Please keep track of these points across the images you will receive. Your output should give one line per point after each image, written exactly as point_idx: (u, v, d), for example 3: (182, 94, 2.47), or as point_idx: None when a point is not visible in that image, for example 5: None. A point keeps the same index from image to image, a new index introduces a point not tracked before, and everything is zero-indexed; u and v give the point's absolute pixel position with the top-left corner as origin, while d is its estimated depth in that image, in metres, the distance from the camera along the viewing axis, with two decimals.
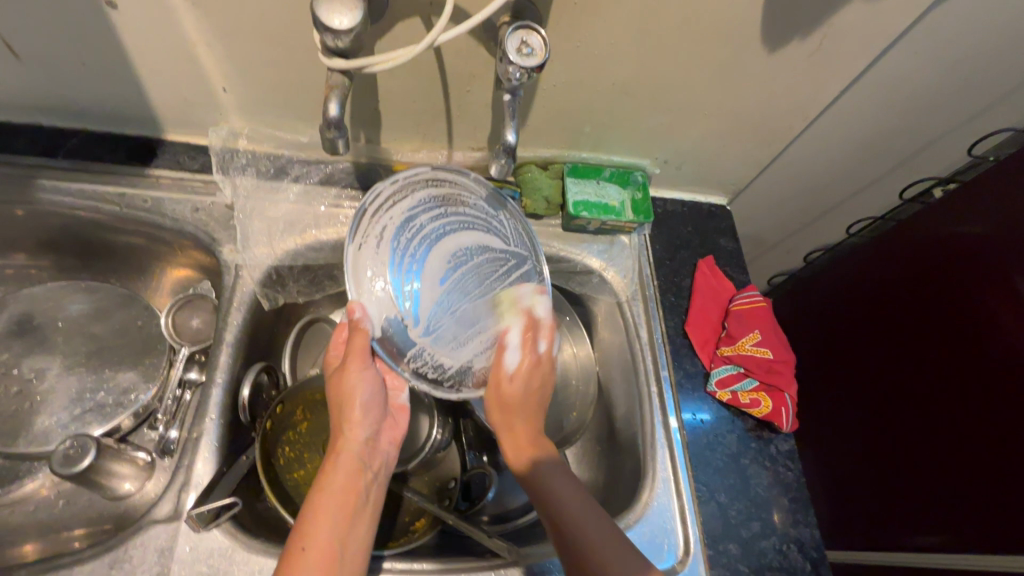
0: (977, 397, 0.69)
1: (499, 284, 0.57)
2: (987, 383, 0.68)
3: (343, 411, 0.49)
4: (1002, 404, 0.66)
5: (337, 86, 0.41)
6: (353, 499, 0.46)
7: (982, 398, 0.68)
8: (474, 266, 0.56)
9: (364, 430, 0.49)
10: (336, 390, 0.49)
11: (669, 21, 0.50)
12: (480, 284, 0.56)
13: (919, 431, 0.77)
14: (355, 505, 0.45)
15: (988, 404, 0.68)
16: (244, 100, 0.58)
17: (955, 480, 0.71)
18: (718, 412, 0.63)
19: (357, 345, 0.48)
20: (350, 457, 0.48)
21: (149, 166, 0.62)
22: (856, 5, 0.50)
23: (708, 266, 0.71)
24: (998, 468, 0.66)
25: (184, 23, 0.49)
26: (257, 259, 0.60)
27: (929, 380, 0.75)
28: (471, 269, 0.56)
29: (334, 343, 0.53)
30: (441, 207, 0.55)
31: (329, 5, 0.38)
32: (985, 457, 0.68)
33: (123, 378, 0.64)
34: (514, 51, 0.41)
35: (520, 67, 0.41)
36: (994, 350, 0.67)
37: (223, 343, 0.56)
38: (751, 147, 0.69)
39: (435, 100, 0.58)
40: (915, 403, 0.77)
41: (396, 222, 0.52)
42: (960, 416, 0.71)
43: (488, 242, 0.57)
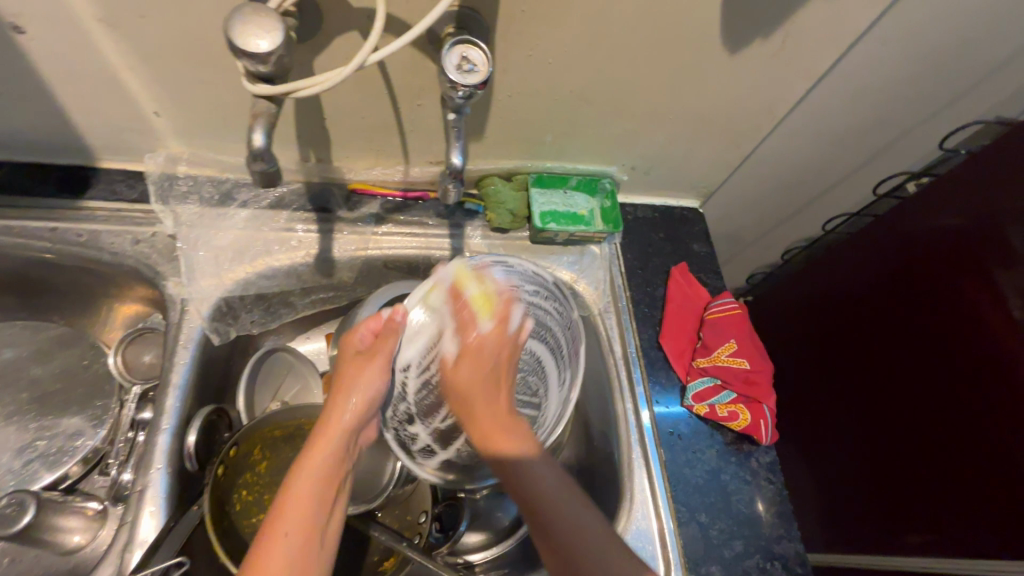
0: (963, 392, 0.67)
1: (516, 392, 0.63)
2: (975, 377, 0.66)
3: (337, 398, 0.51)
4: (989, 400, 0.64)
5: (263, 114, 0.37)
6: (331, 482, 0.46)
7: (969, 394, 0.66)
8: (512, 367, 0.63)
9: (355, 421, 0.50)
10: (347, 377, 0.52)
11: (625, 27, 0.48)
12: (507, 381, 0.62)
13: (906, 429, 0.74)
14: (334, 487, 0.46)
15: (976, 400, 0.66)
16: (180, 123, 0.54)
17: (943, 478, 0.69)
18: (696, 427, 0.61)
19: (381, 343, 0.53)
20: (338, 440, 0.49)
21: (82, 198, 0.58)
22: (817, 3, 0.48)
23: (681, 272, 0.69)
24: (986, 467, 0.64)
25: (103, 46, 0.45)
26: (204, 292, 0.57)
27: (915, 375, 0.73)
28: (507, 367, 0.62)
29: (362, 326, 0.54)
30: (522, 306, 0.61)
31: (244, 26, 0.34)
32: (968, 454, 0.66)
33: (68, 423, 0.60)
34: (454, 68, 0.38)
35: (462, 87, 0.39)
36: (982, 344, 0.65)
37: (170, 384, 0.52)
38: (720, 149, 0.67)
39: (386, 115, 0.55)
40: (902, 400, 0.75)
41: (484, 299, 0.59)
42: (946, 412, 0.69)
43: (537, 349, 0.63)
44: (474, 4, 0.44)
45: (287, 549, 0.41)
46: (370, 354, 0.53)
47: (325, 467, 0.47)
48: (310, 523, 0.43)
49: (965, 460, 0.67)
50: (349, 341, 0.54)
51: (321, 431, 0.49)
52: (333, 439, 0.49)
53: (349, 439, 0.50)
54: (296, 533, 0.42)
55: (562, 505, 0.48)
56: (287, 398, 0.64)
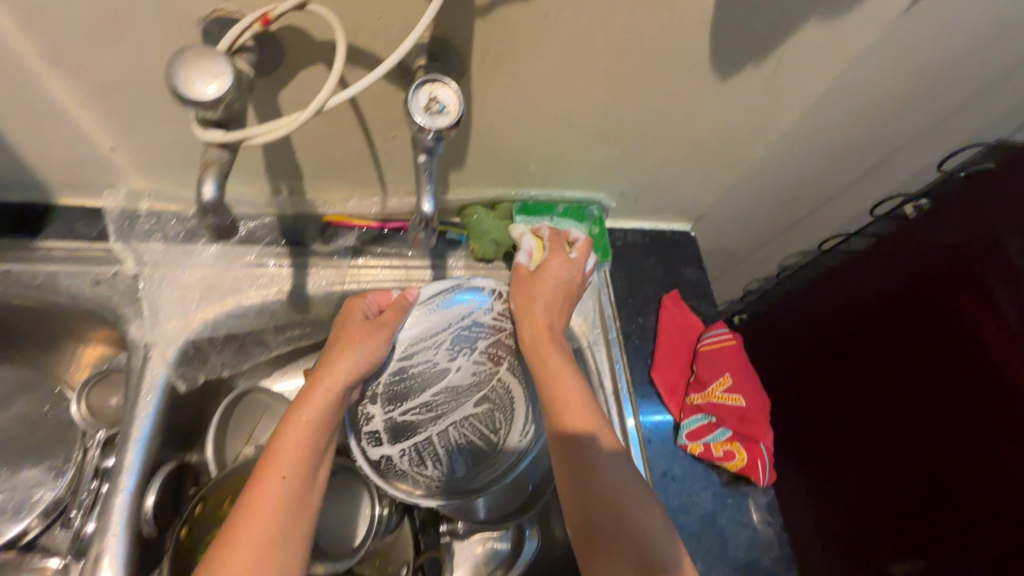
0: (961, 424, 0.61)
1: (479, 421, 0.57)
2: (972, 405, 0.60)
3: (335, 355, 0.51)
4: (987, 432, 0.59)
5: (213, 163, 0.34)
6: (317, 441, 0.47)
7: (965, 423, 0.61)
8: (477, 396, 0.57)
9: (346, 384, 0.50)
10: (350, 342, 0.51)
11: (608, 56, 0.45)
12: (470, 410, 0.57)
13: (893, 460, 0.68)
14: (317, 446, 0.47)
15: (973, 430, 0.60)
16: (139, 157, 0.51)
17: (935, 516, 0.63)
18: (691, 468, 0.58)
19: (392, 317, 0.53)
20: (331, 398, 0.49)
21: (38, 237, 0.54)
22: (809, 30, 0.46)
23: (673, 301, 0.66)
24: (985, 505, 0.59)
25: (48, 82, 0.42)
26: (169, 334, 0.54)
27: (909, 403, 0.67)
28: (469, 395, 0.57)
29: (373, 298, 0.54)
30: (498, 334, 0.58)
31: (188, 71, 0.31)
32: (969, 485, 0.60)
33: (25, 477, 0.57)
34: (421, 111, 0.35)
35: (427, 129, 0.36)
36: (982, 369, 0.60)
37: (130, 439, 0.49)
38: (711, 173, 0.64)
39: (359, 147, 0.52)
40: (889, 429, 0.69)
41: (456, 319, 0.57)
42: (938, 443, 0.63)
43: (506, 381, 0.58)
44: (447, 35, 0.41)
45: (270, 492, 0.43)
46: (375, 327, 0.53)
47: (314, 428, 0.47)
48: (295, 484, 0.44)
49: (962, 495, 0.61)
50: (355, 307, 0.53)
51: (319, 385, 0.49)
52: (327, 398, 0.49)
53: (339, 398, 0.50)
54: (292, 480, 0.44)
55: (628, 512, 0.45)
56: (262, 441, 0.59)
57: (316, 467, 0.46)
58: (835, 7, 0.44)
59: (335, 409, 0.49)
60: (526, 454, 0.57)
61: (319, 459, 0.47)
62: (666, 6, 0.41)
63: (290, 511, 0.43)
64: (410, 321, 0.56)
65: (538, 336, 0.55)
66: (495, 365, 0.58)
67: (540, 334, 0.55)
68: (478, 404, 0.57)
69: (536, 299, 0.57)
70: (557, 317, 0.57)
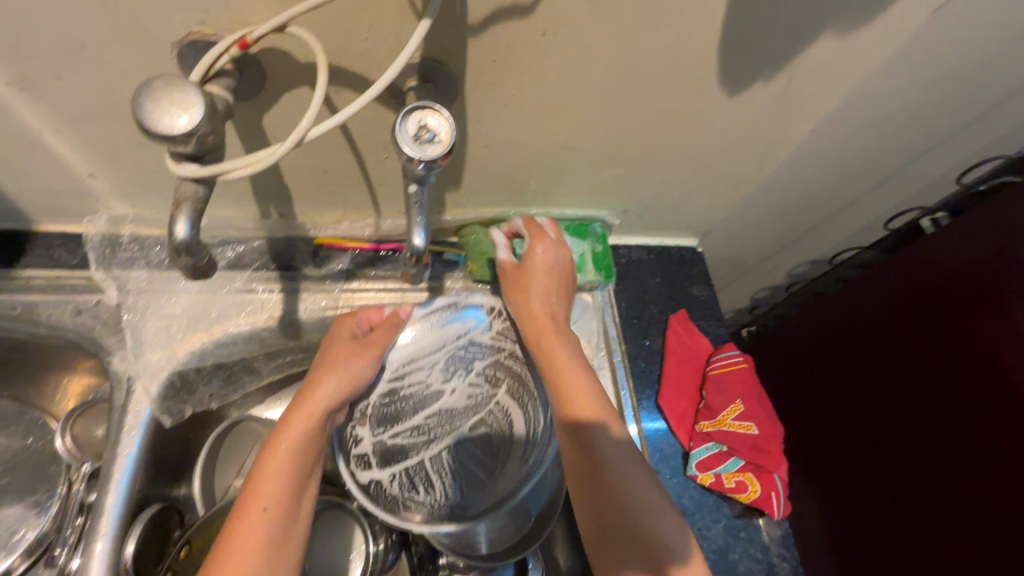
0: (977, 439, 0.58)
1: (471, 442, 0.55)
2: (989, 420, 0.57)
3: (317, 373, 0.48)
4: (1003, 449, 0.55)
5: (187, 199, 0.32)
6: (302, 465, 0.43)
7: (980, 439, 0.58)
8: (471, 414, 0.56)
9: (330, 405, 0.47)
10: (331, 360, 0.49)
11: (610, 73, 0.42)
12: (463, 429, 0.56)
13: (916, 482, 0.65)
14: (304, 471, 0.43)
15: (989, 445, 0.57)
16: (119, 183, 0.49)
17: (959, 539, 0.59)
18: (701, 500, 0.56)
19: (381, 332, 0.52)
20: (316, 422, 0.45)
21: (17, 266, 0.52)
22: (823, 43, 0.43)
23: (680, 321, 0.64)
24: (1005, 526, 0.55)
25: (17, 109, 0.40)
26: (153, 366, 0.51)
27: (924, 423, 0.64)
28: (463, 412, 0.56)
29: (365, 313, 0.53)
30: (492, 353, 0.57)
31: (155, 103, 0.29)
32: (988, 515, 0.57)
33: (7, 514, 0.55)
34: (409, 141, 0.33)
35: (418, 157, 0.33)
36: (997, 383, 0.57)
37: (111, 480, 0.47)
38: (719, 188, 0.62)
39: (349, 169, 0.50)
40: (908, 448, 0.66)
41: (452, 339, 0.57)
42: (956, 461, 0.60)
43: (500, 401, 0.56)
44: (438, 55, 0.39)
45: (256, 526, 0.39)
46: (366, 344, 0.51)
47: (299, 450, 0.43)
48: (278, 515, 0.40)
49: (983, 515, 0.57)
50: (344, 325, 0.52)
51: (300, 404, 0.46)
52: (310, 419, 0.45)
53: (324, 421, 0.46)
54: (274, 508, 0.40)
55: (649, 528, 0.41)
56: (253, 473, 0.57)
57: (302, 496, 0.42)
58: (853, 19, 0.42)
59: (319, 434, 0.45)
60: (523, 483, 0.52)
61: (305, 490, 0.43)
62: (672, 22, 0.38)
63: (278, 544, 0.39)
64: (399, 343, 0.55)
65: (541, 327, 0.53)
66: (492, 386, 0.57)
67: (540, 324, 0.53)
68: (473, 425, 0.56)
69: (530, 288, 0.54)
70: (555, 305, 0.55)
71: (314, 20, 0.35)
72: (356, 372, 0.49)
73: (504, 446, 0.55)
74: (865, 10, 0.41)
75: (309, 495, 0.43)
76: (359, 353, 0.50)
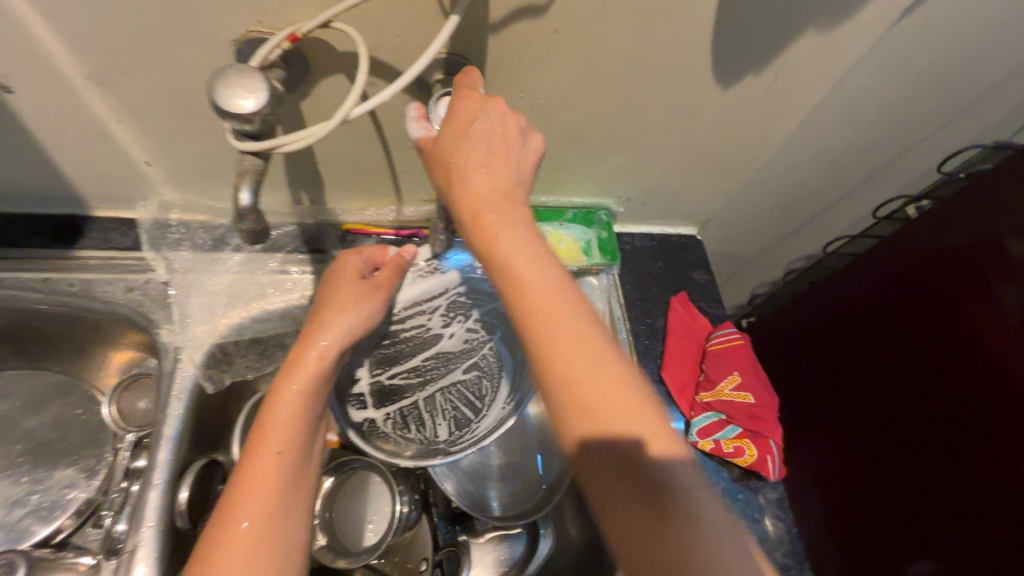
0: (960, 411, 0.63)
1: (461, 386, 0.60)
2: (970, 394, 0.62)
3: (321, 315, 0.48)
4: (985, 420, 0.60)
5: (248, 171, 0.37)
6: (308, 411, 0.45)
7: (961, 412, 0.63)
8: (464, 360, 0.60)
9: (340, 349, 0.48)
10: (333, 302, 0.49)
11: (614, 67, 0.47)
12: (457, 373, 0.60)
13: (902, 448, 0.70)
14: (310, 415, 0.45)
15: (970, 416, 0.62)
16: (172, 171, 0.54)
17: (938, 499, 0.65)
18: (702, 464, 0.60)
19: (385, 277, 0.52)
20: (323, 369, 0.46)
21: (75, 247, 0.58)
22: (807, 39, 0.48)
23: (681, 301, 0.68)
24: (982, 488, 0.60)
25: (92, 101, 0.45)
26: (197, 339, 0.57)
27: (913, 398, 0.69)
28: (457, 358, 0.60)
29: (368, 251, 0.54)
30: (491, 300, 0.59)
31: (228, 87, 0.34)
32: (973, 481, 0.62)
33: (61, 476, 0.59)
34: (438, 117, 0.41)
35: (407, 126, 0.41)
36: (979, 360, 0.61)
37: (162, 436, 0.51)
38: (717, 178, 0.66)
39: (378, 157, 0.55)
40: (897, 418, 0.71)
41: (453, 286, 0.58)
42: (939, 431, 0.65)
43: (493, 347, 0.60)
44: (461, 50, 0.44)
45: (273, 469, 0.41)
46: (369, 288, 0.51)
47: (307, 397, 0.45)
48: (292, 458, 0.42)
49: (963, 476, 0.62)
50: (349, 263, 0.52)
51: (306, 348, 0.47)
52: (318, 364, 0.46)
53: (332, 365, 0.47)
54: (289, 454, 0.42)
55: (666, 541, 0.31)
56: None
57: (310, 438, 0.44)
58: (830, 18, 0.47)
59: (326, 379, 0.47)
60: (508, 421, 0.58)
61: (311, 434, 0.44)
62: (667, 20, 0.43)
63: (293, 485, 0.41)
64: (406, 283, 0.57)
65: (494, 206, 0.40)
66: (486, 332, 0.60)
67: (493, 209, 0.40)
68: (466, 368, 0.60)
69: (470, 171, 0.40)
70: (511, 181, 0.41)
71: (355, 20, 0.40)
72: (358, 320, 0.49)
73: (492, 389, 0.59)
74: (841, 10, 0.46)
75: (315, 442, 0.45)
76: (361, 300, 0.50)
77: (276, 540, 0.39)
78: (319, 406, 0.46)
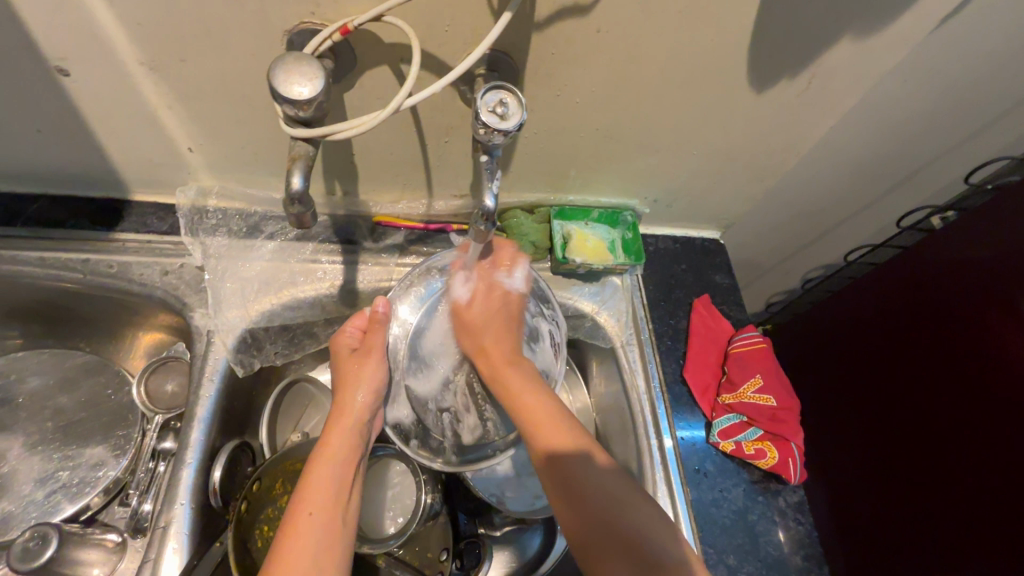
0: (978, 416, 0.63)
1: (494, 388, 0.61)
2: (988, 397, 0.62)
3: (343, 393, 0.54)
4: (1000, 425, 0.61)
5: (300, 156, 0.39)
6: (345, 474, 0.49)
7: (980, 414, 0.63)
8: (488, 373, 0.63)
9: (366, 416, 0.54)
10: (349, 374, 0.55)
11: (652, 68, 0.48)
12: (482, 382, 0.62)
13: (915, 453, 0.70)
14: (347, 478, 0.49)
15: (986, 420, 0.62)
16: (213, 158, 0.55)
17: (957, 503, 0.65)
18: (722, 465, 0.60)
19: (376, 341, 0.56)
20: (348, 439, 0.52)
21: (115, 230, 0.59)
22: (844, 45, 0.49)
23: (704, 304, 0.69)
24: (998, 489, 0.61)
25: (144, 87, 0.46)
26: (230, 323, 0.58)
27: (927, 405, 0.69)
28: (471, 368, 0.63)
29: (350, 327, 0.57)
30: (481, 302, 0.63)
31: (287, 74, 0.36)
32: (986, 486, 0.62)
33: (91, 453, 0.60)
34: (500, 103, 0.39)
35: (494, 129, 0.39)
36: (996, 366, 0.62)
37: (194, 418, 0.53)
38: (743, 182, 0.67)
39: (413, 152, 0.55)
40: (911, 425, 0.71)
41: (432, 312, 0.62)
42: (955, 435, 0.65)
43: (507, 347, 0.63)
44: (505, 48, 0.45)
45: (316, 528, 0.44)
46: (364, 349, 0.56)
47: (340, 463, 0.49)
48: (326, 518, 0.45)
49: (976, 481, 0.63)
50: (340, 340, 0.56)
51: (337, 424, 0.52)
52: (345, 434, 0.52)
53: (359, 433, 0.53)
54: (321, 512, 0.45)
55: None
56: (307, 429, 0.64)
57: (345, 500, 0.48)
58: (868, 26, 0.47)
59: (355, 447, 0.52)
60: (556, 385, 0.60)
61: (349, 494, 0.48)
62: (707, 25, 0.44)
63: (331, 543, 0.44)
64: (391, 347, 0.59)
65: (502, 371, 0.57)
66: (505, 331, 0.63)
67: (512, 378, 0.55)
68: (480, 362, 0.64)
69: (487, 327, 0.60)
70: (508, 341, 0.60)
71: (406, 14, 0.41)
72: (369, 385, 0.55)
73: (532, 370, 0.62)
74: (878, 19, 0.47)
75: (354, 502, 0.49)
76: (363, 364, 0.56)
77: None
78: (354, 468, 0.50)
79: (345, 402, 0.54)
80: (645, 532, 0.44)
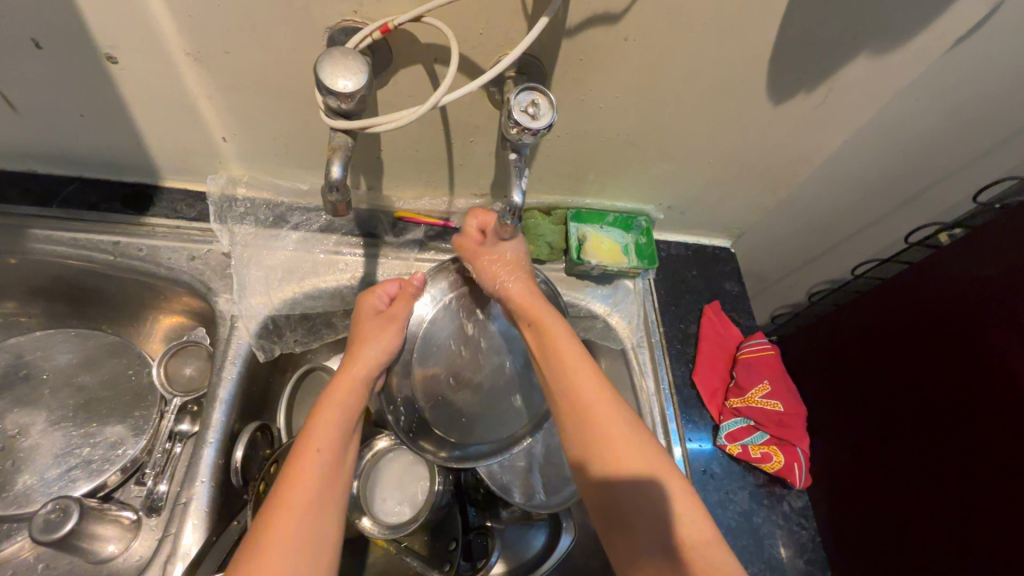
0: (978, 430, 0.64)
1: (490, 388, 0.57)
2: (990, 409, 0.63)
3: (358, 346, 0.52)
4: (998, 437, 0.62)
5: (340, 147, 0.42)
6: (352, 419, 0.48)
7: (983, 425, 0.64)
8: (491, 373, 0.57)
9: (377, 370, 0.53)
10: (367, 332, 0.53)
11: (672, 77, 0.50)
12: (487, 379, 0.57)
13: (919, 466, 0.71)
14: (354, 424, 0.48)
15: (987, 429, 0.63)
16: (245, 148, 0.57)
17: (959, 517, 0.65)
18: (729, 468, 0.62)
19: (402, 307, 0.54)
20: (355, 394, 0.50)
21: (145, 215, 0.61)
22: (860, 62, 0.50)
23: (715, 310, 0.70)
24: (999, 499, 0.61)
25: (187, 79, 0.48)
26: (253, 309, 0.60)
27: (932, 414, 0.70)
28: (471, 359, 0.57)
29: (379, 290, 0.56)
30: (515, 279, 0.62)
31: (333, 68, 0.38)
32: (983, 494, 0.63)
33: (110, 432, 0.61)
34: (529, 99, 0.41)
35: (518, 126, 0.41)
36: (998, 379, 0.62)
37: (217, 399, 0.55)
38: (757, 193, 0.68)
39: (439, 150, 0.57)
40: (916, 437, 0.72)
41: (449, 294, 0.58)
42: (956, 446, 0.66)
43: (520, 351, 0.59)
44: (536, 53, 0.46)
45: (320, 469, 0.43)
46: (389, 313, 0.54)
47: (348, 407, 0.49)
48: (329, 461, 0.44)
49: (976, 489, 0.64)
50: (369, 299, 0.55)
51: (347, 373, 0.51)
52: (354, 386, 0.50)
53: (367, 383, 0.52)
54: (327, 454, 0.44)
55: None
56: None
57: (346, 448, 0.47)
58: (884, 44, 0.49)
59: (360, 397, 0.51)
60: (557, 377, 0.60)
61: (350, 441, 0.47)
62: (729, 38, 0.46)
63: (332, 488, 0.43)
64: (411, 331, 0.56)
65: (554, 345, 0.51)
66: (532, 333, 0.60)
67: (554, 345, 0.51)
68: (472, 387, 0.57)
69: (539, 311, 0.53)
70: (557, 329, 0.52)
71: (445, 15, 0.43)
72: (384, 346, 0.53)
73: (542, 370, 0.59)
74: (896, 37, 0.49)
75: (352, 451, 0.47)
76: (383, 329, 0.53)
77: (310, 547, 0.40)
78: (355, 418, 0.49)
79: (357, 356, 0.52)
80: (668, 494, 0.43)
